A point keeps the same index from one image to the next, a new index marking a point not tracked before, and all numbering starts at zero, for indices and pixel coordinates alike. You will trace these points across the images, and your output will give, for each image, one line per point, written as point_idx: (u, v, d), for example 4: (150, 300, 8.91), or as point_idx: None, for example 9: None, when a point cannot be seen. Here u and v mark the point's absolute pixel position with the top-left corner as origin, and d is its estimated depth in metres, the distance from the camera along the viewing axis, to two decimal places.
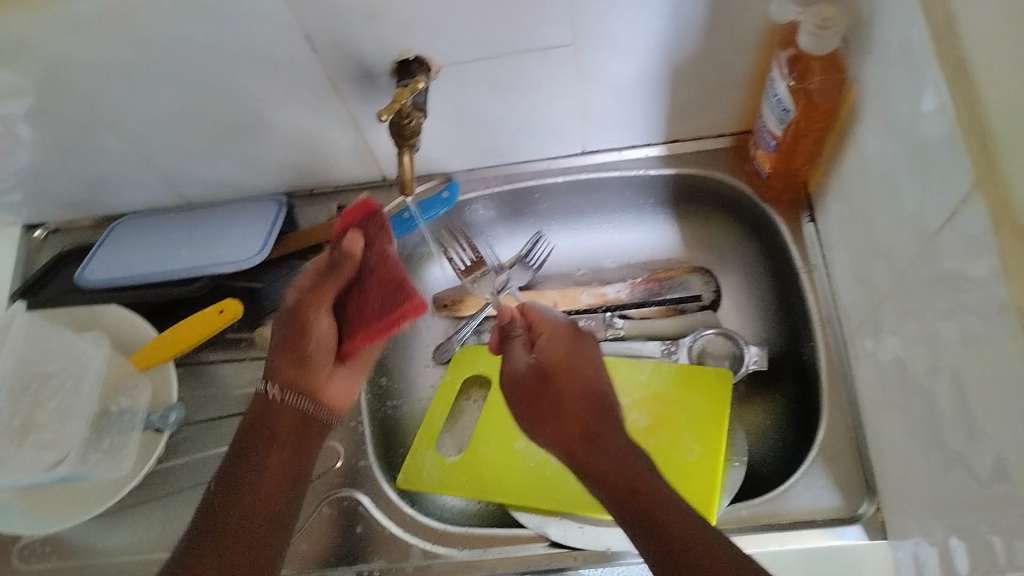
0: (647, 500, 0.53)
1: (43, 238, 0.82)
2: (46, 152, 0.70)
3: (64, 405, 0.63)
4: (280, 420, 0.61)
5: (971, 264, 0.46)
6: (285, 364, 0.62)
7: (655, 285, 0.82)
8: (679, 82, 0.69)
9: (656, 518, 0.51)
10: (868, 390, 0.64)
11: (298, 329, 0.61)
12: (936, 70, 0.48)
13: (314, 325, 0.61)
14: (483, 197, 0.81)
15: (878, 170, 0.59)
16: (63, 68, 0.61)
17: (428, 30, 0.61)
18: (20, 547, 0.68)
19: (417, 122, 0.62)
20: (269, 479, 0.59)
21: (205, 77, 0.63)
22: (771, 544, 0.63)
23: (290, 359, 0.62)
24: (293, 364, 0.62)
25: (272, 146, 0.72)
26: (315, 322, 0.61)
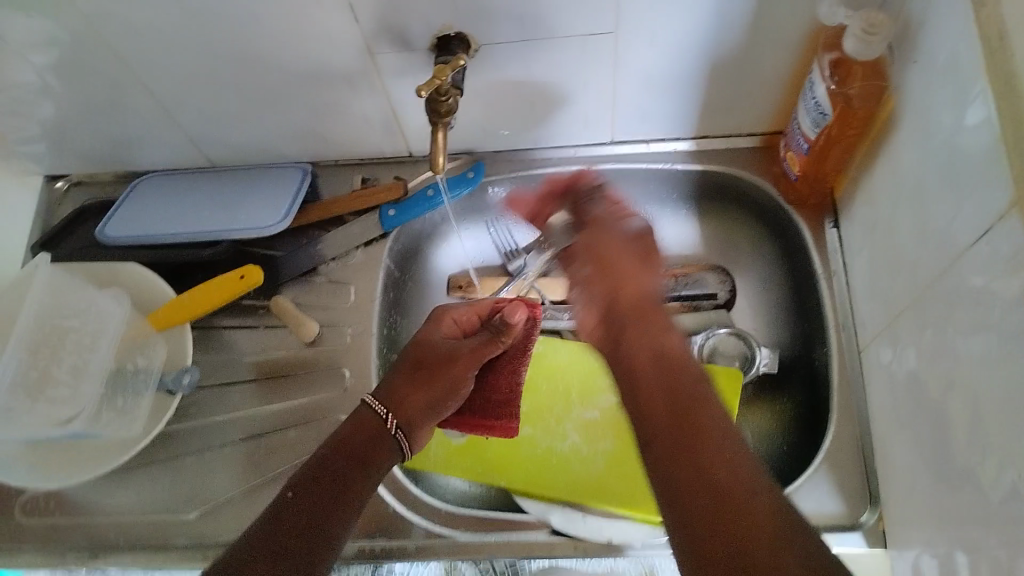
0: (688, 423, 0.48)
1: (64, 189, 0.80)
2: (71, 104, 0.69)
3: (80, 363, 0.62)
4: (364, 445, 0.59)
5: (1000, 281, 0.46)
6: (419, 399, 0.63)
7: (671, 280, 0.81)
8: (715, 79, 0.69)
9: (702, 458, 0.45)
10: (880, 401, 0.64)
11: (439, 372, 0.65)
12: (985, 83, 0.48)
13: (458, 376, 0.66)
14: (508, 179, 0.80)
15: (911, 181, 0.59)
16: (97, 21, 0.60)
17: (471, 8, 0.60)
18: (24, 499, 0.68)
19: (454, 100, 0.61)
20: (353, 488, 0.56)
21: (240, 42, 0.62)
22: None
23: (420, 395, 0.64)
24: (425, 403, 0.64)
25: (301, 114, 0.71)
26: (462, 373, 0.67)
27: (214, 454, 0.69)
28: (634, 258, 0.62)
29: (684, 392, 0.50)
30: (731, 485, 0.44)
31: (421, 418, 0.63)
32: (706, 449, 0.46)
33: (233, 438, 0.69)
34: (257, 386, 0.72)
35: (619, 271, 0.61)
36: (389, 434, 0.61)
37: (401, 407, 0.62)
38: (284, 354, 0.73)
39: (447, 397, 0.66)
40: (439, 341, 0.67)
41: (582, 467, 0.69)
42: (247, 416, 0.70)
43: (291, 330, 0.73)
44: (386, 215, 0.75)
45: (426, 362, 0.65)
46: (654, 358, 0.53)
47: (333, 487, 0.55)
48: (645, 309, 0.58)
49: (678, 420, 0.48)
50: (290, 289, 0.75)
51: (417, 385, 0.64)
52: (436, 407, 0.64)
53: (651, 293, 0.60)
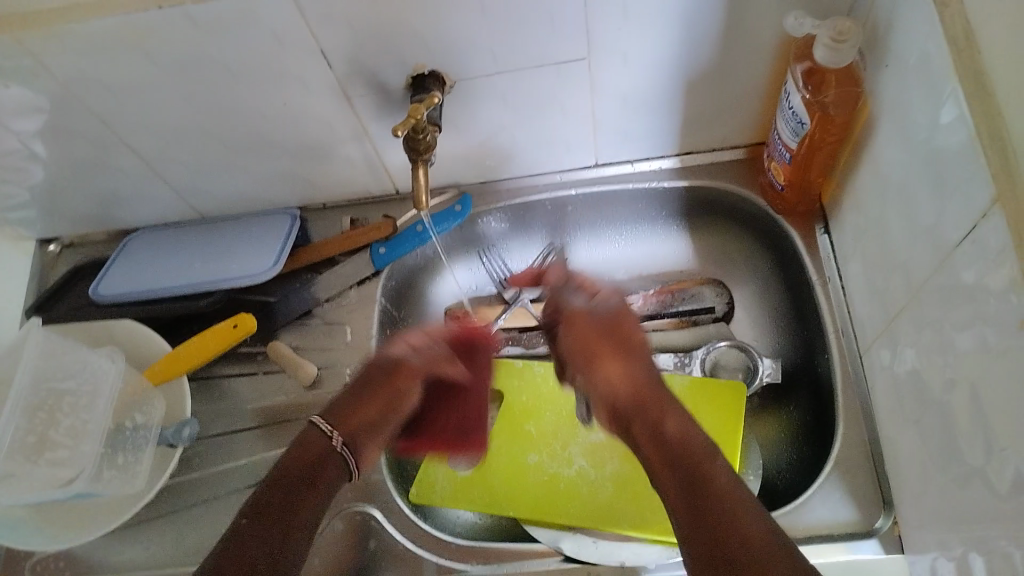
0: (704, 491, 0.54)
1: (57, 252, 0.81)
2: (60, 167, 0.70)
3: (78, 423, 0.62)
4: (315, 459, 0.61)
5: (989, 276, 0.46)
6: (373, 412, 0.67)
7: (667, 297, 0.82)
8: (693, 95, 0.69)
9: (717, 518, 0.51)
10: (883, 402, 0.64)
11: (385, 386, 0.69)
12: (955, 82, 0.48)
13: (405, 388, 0.70)
14: (497, 209, 0.81)
15: (894, 183, 0.58)
16: (77, 84, 0.61)
17: (443, 44, 0.61)
18: (32, 562, 0.67)
19: (432, 136, 0.62)
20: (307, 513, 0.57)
21: (219, 93, 0.63)
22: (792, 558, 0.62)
23: (366, 411, 0.67)
24: (368, 420, 0.66)
25: (285, 161, 0.72)
26: (407, 387, 0.70)
27: (221, 501, 0.69)
28: (620, 341, 0.69)
29: (696, 464, 0.56)
30: (740, 517, 0.51)
31: (364, 434, 0.66)
32: (723, 496, 0.53)
33: (239, 486, 0.69)
34: (260, 431, 0.72)
35: (612, 369, 0.67)
36: (333, 450, 0.63)
37: (347, 423, 0.65)
38: (285, 399, 0.73)
39: (390, 411, 0.68)
40: (394, 355, 0.71)
41: (591, 490, 0.69)
42: (252, 463, 0.70)
43: (290, 374, 0.73)
44: (378, 253, 0.76)
45: (376, 377, 0.69)
46: (661, 448, 0.59)
47: (288, 503, 0.57)
48: (641, 396, 0.65)
49: (695, 489, 0.54)
50: (288, 334, 0.76)
51: (377, 395, 0.68)
52: (378, 425, 0.67)
53: (646, 375, 0.67)
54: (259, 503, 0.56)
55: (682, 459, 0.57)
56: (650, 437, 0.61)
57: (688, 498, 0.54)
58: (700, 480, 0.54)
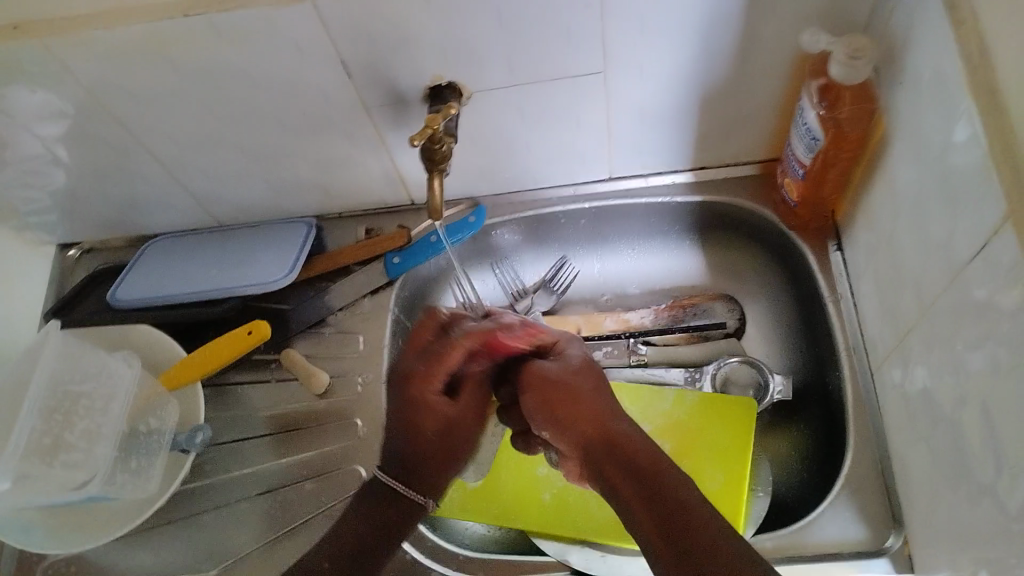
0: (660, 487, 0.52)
1: (77, 257, 0.82)
2: (80, 173, 0.71)
3: (93, 427, 0.63)
4: (384, 519, 0.63)
5: (1002, 293, 0.46)
6: (441, 446, 0.67)
7: (679, 312, 0.82)
8: (707, 110, 0.70)
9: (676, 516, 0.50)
10: (894, 420, 0.64)
11: (438, 440, 0.66)
12: (970, 100, 0.48)
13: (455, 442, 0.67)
14: (510, 222, 0.82)
15: (908, 199, 0.59)
16: (99, 91, 0.62)
17: (460, 57, 0.61)
18: (45, 565, 0.68)
19: (449, 147, 0.62)
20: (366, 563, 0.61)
21: (238, 103, 0.64)
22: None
23: (436, 462, 0.66)
24: (438, 456, 0.67)
25: (301, 170, 0.73)
26: (458, 427, 0.67)
27: (231, 508, 0.69)
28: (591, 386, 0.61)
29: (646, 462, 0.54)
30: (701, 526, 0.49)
31: (444, 470, 0.67)
32: (684, 503, 0.50)
33: (250, 493, 0.70)
34: (271, 440, 0.72)
35: (580, 411, 0.60)
36: (416, 506, 0.65)
37: (422, 479, 0.66)
38: (297, 407, 0.73)
39: (458, 447, 0.68)
40: (415, 395, 0.65)
41: (599, 503, 0.68)
42: (263, 471, 0.71)
43: (302, 382, 0.73)
44: (391, 262, 0.76)
45: (430, 439, 0.66)
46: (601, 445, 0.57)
47: (355, 564, 0.60)
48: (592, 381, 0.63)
49: (651, 486, 0.52)
50: (301, 342, 0.76)
51: (436, 436, 0.66)
52: (454, 453, 0.68)
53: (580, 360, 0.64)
54: (333, 557, 0.61)
55: (647, 474, 0.53)
56: (616, 463, 0.56)
57: (659, 512, 0.50)
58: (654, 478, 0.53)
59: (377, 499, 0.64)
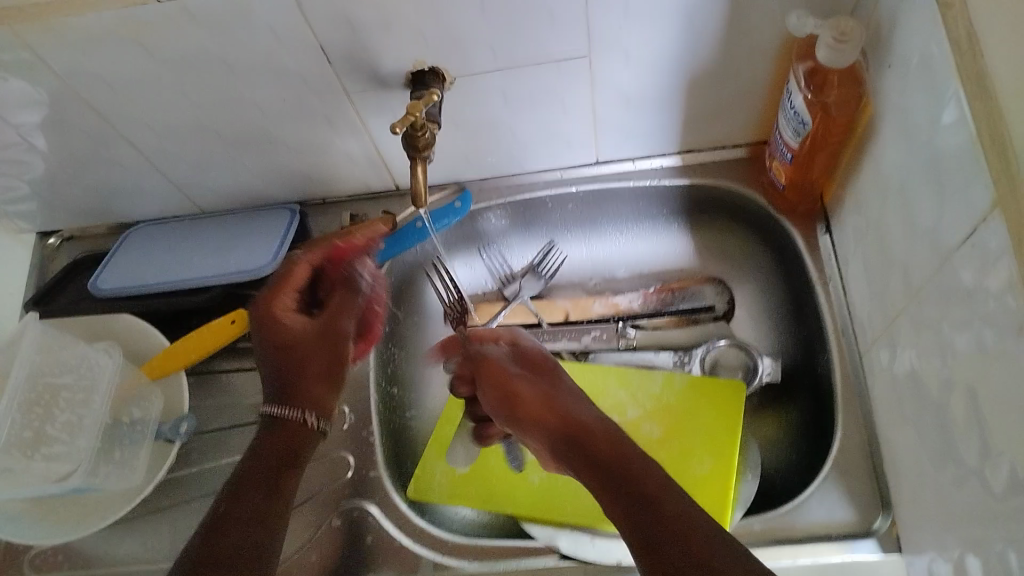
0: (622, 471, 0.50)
1: (57, 245, 0.81)
2: (59, 161, 0.70)
3: (74, 419, 0.63)
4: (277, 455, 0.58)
5: (989, 278, 0.45)
6: (317, 368, 0.62)
7: (667, 295, 0.82)
8: (694, 92, 0.69)
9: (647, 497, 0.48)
10: (883, 403, 0.64)
11: (303, 346, 0.62)
12: (957, 83, 0.48)
13: (322, 326, 0.64)
14: (496, 206, 0.81)
15: (895, 183, 0.58)
16: (75, 79, 0.61)
17: (441, 40, 0.60)
18: (31, 555, 0.67)
19: (431, 133, 0.61)
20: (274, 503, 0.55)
21: (218, 89, 0.63)
22: (785, 557, 0.62)
23: (310, 378, 0.62)
24: (316, 382, 0.62)
25: (284, 156, 0.72)
26: (325, 346, 0.63)
27: None
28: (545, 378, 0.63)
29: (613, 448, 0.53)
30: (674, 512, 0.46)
31: (323, 393, 0.63)
32: (651, 492, 0.48)
33: None
34: (259, 427, 0.72)
35: (540, 409, 0.59)
36: (311, 427, 0.61)
37: (303, 394, 0.61)
38: None
39: (334, 367, 0.64)
40: (261, 332, 0.63)
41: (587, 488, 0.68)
42: None
43: None
44: (377, 249, 0.76)
45: (290, 347, 0.62)
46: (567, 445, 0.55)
47: (263, 491, 0.55)
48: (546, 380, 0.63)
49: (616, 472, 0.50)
50: None
51: (299, 346, 0.62)
52: (329, 376, 0.63)
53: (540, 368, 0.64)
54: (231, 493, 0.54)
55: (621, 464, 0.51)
56: (583, 457, 0.54)
57: (630, 510, 0.48)
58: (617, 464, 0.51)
59: (269, 425, 0.59)
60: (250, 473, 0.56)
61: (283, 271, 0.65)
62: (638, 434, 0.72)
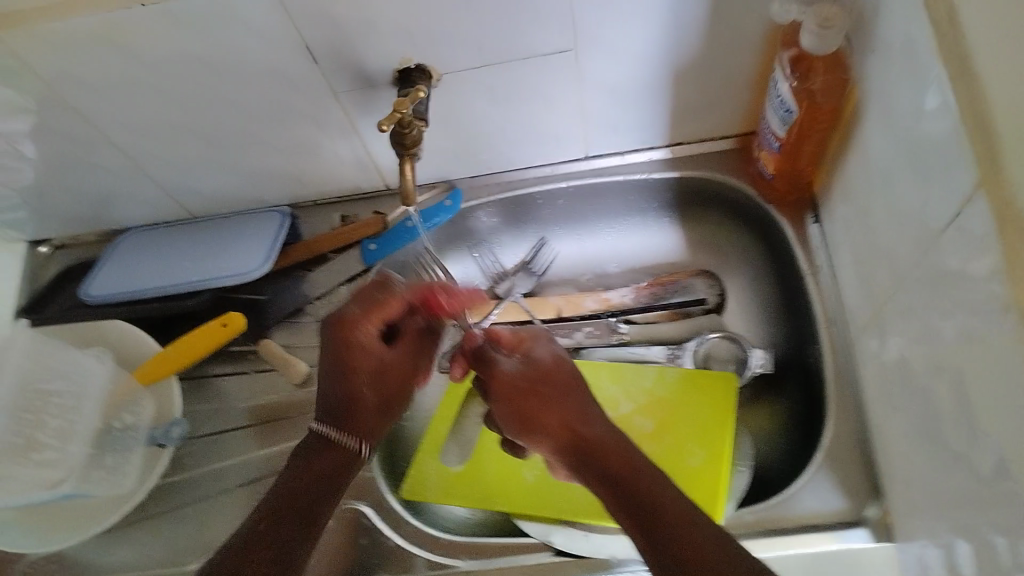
0: (631, 481, 0.51)
1: (49, 253, 0.81)
2: (48, 168, 0.70)
3: (66, 424, 0.63)
4: (321, 471, 0.57)
5: (974, 262, 0.45)
6: (378, 399, 0.61)
7: (660, 289, 0.82)
8: (680, 84, 0.69)
9: (657, 510, 0.49)
10: (873, 391, 0.64)
11: (373, 376, 0.60)
12: (939, 67, 0.48)
13: (395, 361, 0.62)
14: (487, 204, 0.81)
15: (881, 170, 0.58)
16: (60, 84, 0.61)
17: (426, 38, 0.61)
18: (25, 561, 0.66)
19: (419, 131, 0.61)
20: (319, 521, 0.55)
21: (204, 92, 0.63)
22: (782, 549, 0.62)
23: (371, 408, 0.60)
24: (375, 415, 0.60)
25: (272, 158, 0.72)
26: (393, 383, 0.62)
27: (213, 500, 0.69)
28: (561, 377, 0.59)
29: (622, 456, 0.53)
30: (678, 518, 0.48)
31: (378, 424, 0.61)
32: (661, 504, 0.49)
33: (229, 485, 0.69)
34: (251, 430, 0.72)
35: (555, 416, 0.57)
36: (355, 456, 0.59)
37: (360, 422, 0.59)
38: (276, 398, 0.73)
39: (394, 399, 0.62)
40: (334, 351, 0.60)
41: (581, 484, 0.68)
42: (243, 462, 0.70)
43: (279, 372, 0.73)
44: (368, 250, 0.76)
45: (361, 374, 0.60)
46: (573, 452, 0.55)
47: (307, 505, 0.55)
48: (556, 377, 0.59)
49: (625, 481, 0.51)
50: (278, 332, 0.76)
51: (370, 378, 0.60)
52: (387, 409, 0.61)
53: (560, 368, 0.60)
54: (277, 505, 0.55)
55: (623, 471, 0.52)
56: (590, 466, 0.54)
57: (642, 522, 0.49)
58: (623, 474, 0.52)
59: (315, 445, 0.58)
60: (284, 495, 0.55)
61: (374, 291, 0.61)
62: (631, 428, 0.72)
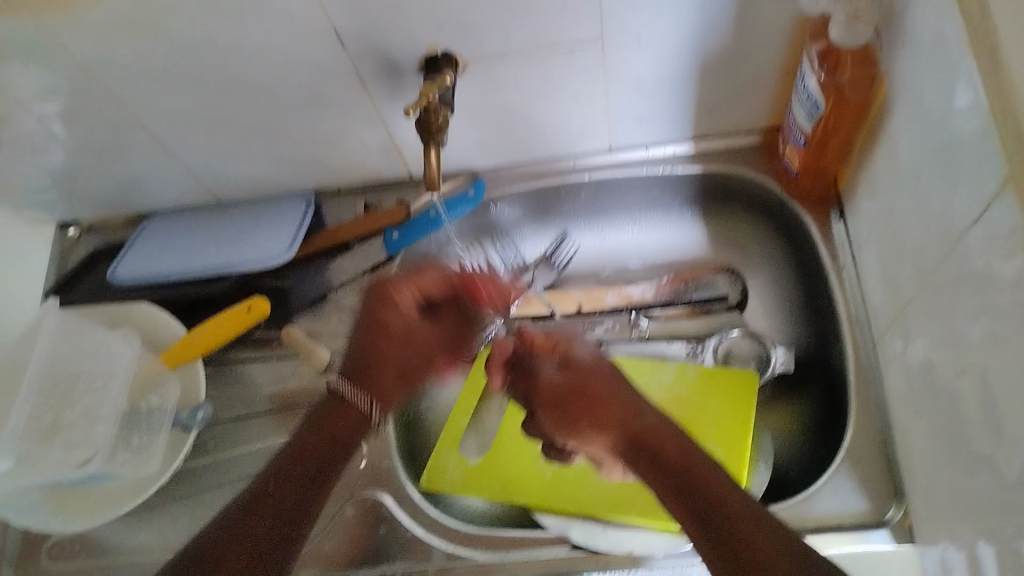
0: (696, 482, 0.50)
1: (78, 237, 0.82)
2: (77, 150, 0.71)
3: (92, 405, 0.63)
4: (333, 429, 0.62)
5: (1001, 264, 0.45)
6: (398, 363, 0.66)
7: (681, 285, 0.83)
8: (706, 77, 0.69)
9: (724, 509, 0.47)
10: (896, 390, 0.63)
11: (404, 345, 0.66)
12: (970, 59, 0.47)
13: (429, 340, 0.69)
14: (508, 196, 0.82)
15: (910, 166, 0.58)
16: (93, 67, 0.61)
17: (454, 26, 0.61)
18: (48, 544, 0.68)
19: (444, 117, 0.62)
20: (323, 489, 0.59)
21: (232, 77, 0.63)
22: (833, 546, 0.61)
23: (389, 370, 0.65)
24: (394, 378, 0.65)
25: (298, 144, 0.72)
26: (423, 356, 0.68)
27: (233, 487, 0.69)
28: (604, 376, 0.60)
29: (687, 457, 0.52)
30: (736, 513, 0.47)
31: (395, 390, 0.66)
32: (725, 505, 0.48)
33: (248, 471, 0.69)
34: (270, 418, 0.72)
35: (601, 415, 0.58)
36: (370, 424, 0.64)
37: (377, 381, 0.64)
38: (296, 384, 0.73)
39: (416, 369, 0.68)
40: (373, 310, 0.65)
41: (600, 479, 0.69)
42: (262, 448, 0.70)
43: (304, 358, 0.72)
44: (391, 238, 0.76)
45: (395, 338, 0.65)
46: (636, 451, 0.55)
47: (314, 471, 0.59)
48: (603, 374, 0.60)
49: (689, 479, 0.50)
50: (302, 320, 0.76)
51: (397, 342, 0.65)
52: (407, 375, 0.67)
53: (600, 361, 0.62)
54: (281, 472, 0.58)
55: (679, 466, 0.51)
56: (651, 465, 0.53)
57: (706, 521, 0.47)
58: (689, 476, 0.50)
59: (336, 401, 0.64)
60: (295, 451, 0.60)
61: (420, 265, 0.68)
62: None
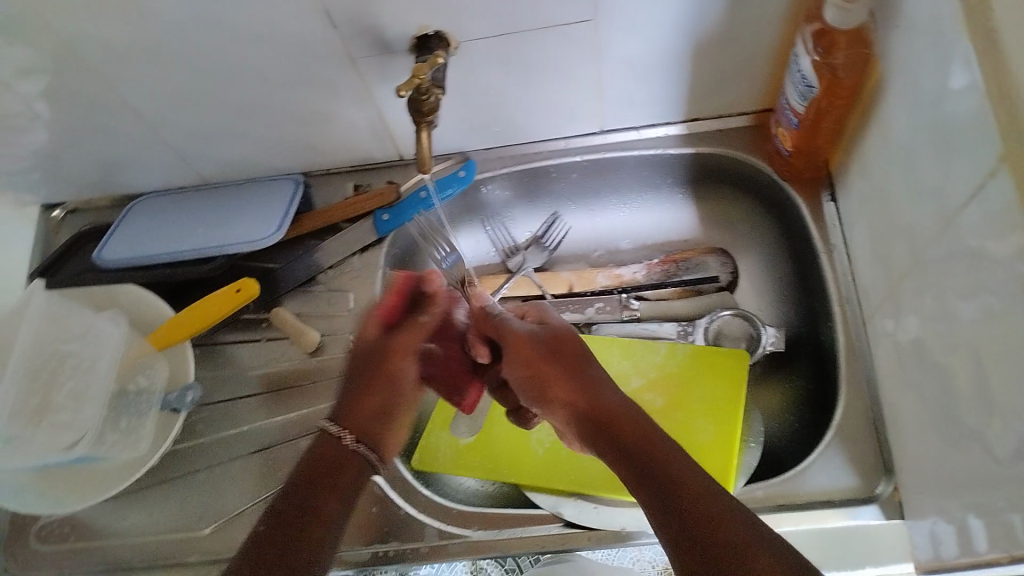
0: (649, 460, 0.50)
1: (61, 218, 0.81)
2: (60, 130, 0.70)
3: (81, 387, 0.63)
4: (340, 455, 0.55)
5: (996, 244, 0.45)
6: (378, 400, 0.58)
7: (671, 267, 0.82)
8: (699, 58, 0.68)
9: (676, 491, 0.47)
10: (887, 370, 0.63)
11: (387, 367, 0.59)
12: (966, 42, 0.47)
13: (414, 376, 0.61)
14: (497, 177, 0.81)
15: (902, 148, 0.58)
16: (75, 45, 0.60)
17: (445, 5, 0.60)
18: (37, 527, 0.68)
19: (437, 98, 0.61)
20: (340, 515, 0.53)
21: (219, 55, 0.62)
22: (786, 523, 0.62)
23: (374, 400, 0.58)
24: (374, 412, 0.58)
25: (286, 125, 0.71)
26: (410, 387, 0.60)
27: (225, 467, 0.69)
28: (564, 352, 0.60)
29: (641, 436, 0.52)
30: (691, 494, 0.47)
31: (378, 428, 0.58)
32: (678, 485, 0.48)
33: (239, 452, 0.69)
34: (263, 399, 0.72)
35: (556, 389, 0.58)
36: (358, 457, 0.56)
37: (360, 416, 0.58)
38: (288, 365, 0.73)
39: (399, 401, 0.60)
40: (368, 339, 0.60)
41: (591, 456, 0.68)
42: (254, 430, 0.70)
43: (292, 340, 0.73)
44: (380, 219, 0.75)
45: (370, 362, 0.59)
46: (592, 426, 0.55)
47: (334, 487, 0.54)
48: (561, 348, 0.60)
49: (643, 460, 0.50)
50: (290, 301, 0.76)
51: (383, 377, 0.59)
52: (390, 409, 0.59)
53: (562, 332, 0.62)
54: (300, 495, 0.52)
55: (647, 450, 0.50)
56: (608, 447, 0.53)
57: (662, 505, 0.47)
58: (643, 455, 0.50)
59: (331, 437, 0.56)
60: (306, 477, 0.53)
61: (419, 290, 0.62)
62: (642, 403, 0.72)
